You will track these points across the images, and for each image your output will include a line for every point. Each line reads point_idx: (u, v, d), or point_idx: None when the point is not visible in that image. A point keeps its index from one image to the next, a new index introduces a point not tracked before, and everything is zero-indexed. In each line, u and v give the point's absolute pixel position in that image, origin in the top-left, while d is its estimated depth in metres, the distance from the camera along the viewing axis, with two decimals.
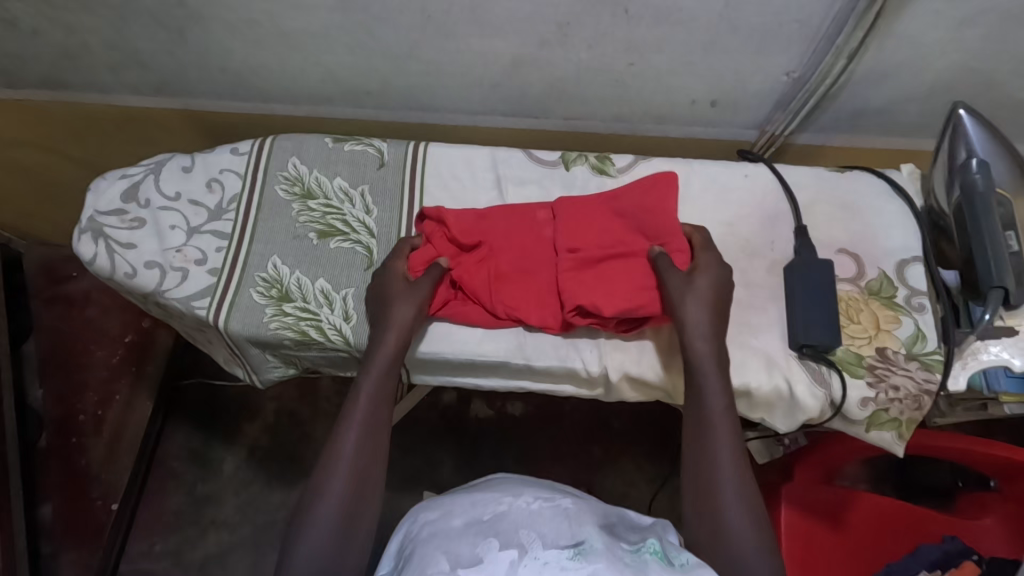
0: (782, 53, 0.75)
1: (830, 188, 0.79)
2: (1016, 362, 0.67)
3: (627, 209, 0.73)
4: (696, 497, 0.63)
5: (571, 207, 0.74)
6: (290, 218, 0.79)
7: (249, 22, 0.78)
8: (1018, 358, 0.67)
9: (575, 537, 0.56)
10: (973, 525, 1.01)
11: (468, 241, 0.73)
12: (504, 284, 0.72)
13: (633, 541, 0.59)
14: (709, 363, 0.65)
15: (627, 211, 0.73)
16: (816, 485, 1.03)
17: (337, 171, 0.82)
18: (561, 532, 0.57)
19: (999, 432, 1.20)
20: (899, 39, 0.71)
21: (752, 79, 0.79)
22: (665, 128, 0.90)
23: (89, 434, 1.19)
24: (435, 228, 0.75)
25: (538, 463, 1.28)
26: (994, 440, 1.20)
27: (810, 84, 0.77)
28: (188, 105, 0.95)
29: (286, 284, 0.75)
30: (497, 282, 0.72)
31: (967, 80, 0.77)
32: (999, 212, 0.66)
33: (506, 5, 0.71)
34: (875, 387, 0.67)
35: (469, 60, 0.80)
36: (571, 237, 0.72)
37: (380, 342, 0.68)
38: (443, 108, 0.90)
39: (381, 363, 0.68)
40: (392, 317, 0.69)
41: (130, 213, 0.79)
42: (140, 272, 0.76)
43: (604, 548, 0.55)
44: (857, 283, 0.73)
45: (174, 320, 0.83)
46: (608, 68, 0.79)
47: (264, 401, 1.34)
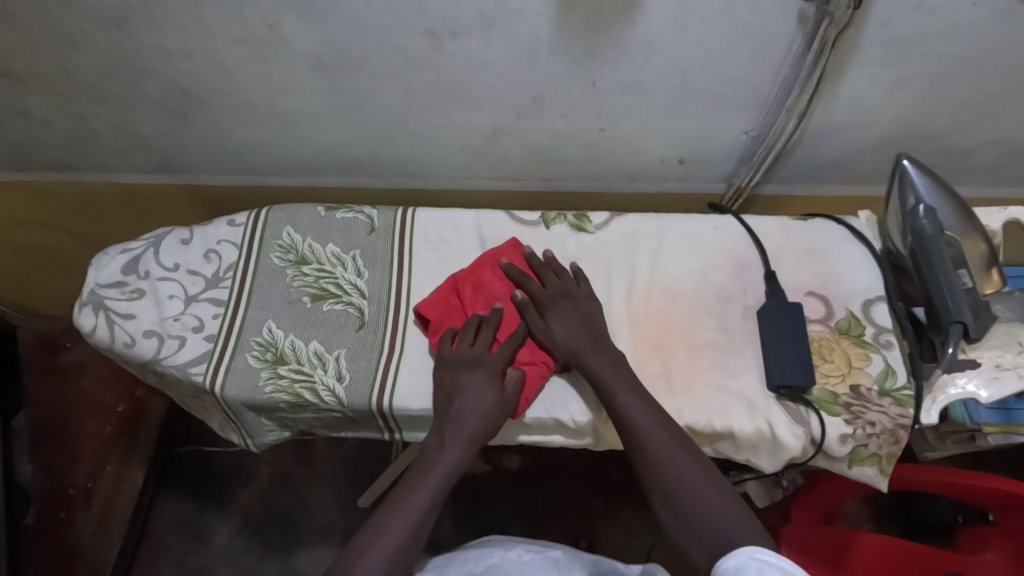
0: (738, 116, 0.81)
1: (795, 236, 0.83)
2: (982, 393, 0.69)
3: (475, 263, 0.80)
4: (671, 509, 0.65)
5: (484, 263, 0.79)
6: (285, 284, 0.82)
7: (247, 105, 0.84)
8: (984, 390, 0.69)
9: None
10: (975, 560, 0.99)
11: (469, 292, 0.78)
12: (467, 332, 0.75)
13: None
14: (624, 386, 0.70)
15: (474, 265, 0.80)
16: (816, 523, 1.05)
17: (329, 237, 0.86)
18: None
19: (994, 464, 1.21)
20: (843, 101, 0.78)
21: (715, 139, 0.86)
22: (638, 185, 0.96)
23: (77, 508, 1.21)
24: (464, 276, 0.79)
25: (536, 518, 1.27)
26: (989, 471, 1.21)
27: (768, 142, 0.84)
28: (188, 180, 1.00)
29: (281, 347, 0.78)
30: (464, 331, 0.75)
31: (911, 132, 0.83)
32: (950, 253, 0.71)
33: (484, 83, 0.77)
34: (852, 423, 0.70)
35: (452, 132, 0.86)
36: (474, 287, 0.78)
37: (463, 413, 0.71)
38: (429, 175, 0.96)
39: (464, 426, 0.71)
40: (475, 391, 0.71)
41: (130, 285, 0.82)
42: (139, 341, 0.78)
43: None
44: (827, 324, 0.77)
45: (170, 388, 0.85)
46: (580, 133, 0.85)
47: (258, 466, 1.33)
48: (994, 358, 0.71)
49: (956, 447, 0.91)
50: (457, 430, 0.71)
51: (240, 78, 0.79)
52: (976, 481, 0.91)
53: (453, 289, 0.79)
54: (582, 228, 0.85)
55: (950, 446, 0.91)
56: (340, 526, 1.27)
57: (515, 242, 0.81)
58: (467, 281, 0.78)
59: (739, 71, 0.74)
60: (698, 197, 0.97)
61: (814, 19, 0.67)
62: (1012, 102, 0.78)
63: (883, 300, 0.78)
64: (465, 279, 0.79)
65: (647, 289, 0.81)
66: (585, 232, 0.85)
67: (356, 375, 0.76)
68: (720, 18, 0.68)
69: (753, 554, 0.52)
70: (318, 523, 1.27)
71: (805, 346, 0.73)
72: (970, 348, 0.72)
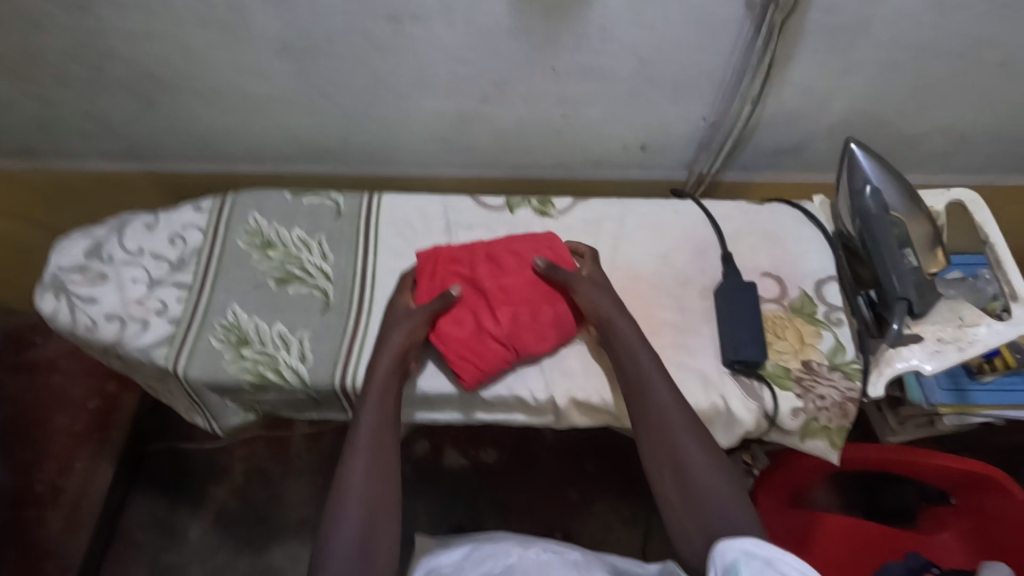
0: (697, 102, 0.83)
1: (752, 220, 0.86)
2: (927, 367, 0.69)
3: (497, 241, 0.80)
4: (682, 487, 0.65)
5: (505, 240, 0.79)
6: (251, 267, 0.83)
7: (212, 90, 0.84)
8: (927, 362, 0.69)
9: None
10: (932, 542, 1.02)
11: (476, 259, 0.77)
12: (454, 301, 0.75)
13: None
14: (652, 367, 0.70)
15: (496, 242, 0.79)
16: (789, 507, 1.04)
17: (296, 223, 0.86)
18: None
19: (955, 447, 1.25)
20: (794, 87, 0.81)
21: (676, 125, 0.88)
22: (604, 171, 0.98)
23: (46, 504, 1.16)
24: (477, 248, 0.79)
25: (512, 509, 1.28)
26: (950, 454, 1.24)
27: (726, 129, 0.87)
28: (157, 166, 1.00)
29: (246, 329, 0.78)
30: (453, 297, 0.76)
31: (860, 120, 0.87)
32: (894, 233, 0.73)
33: (447, 69, 0.79)
34: (803, 397, 0.72)
35: (417, 118, 0.87)
36: (480, 257, 0.77)
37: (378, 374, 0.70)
38: (397, 162, 0.97)
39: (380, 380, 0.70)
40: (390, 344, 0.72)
41: (93, 269, 0.82)
42: (101, 325, 0.78)
43: None
44: (780, 302, 0.79)
45: (135, 373, 0.85)
46: (544, 120, 0.87)
47: (232, 461, 1.32)
48: (936, 333, 0.71)
49: (916, 432, 0.95)
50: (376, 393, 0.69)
51: (205, 62, 0.80)
52: (947, 462, 0.93)
53: (461, 256, 0.78)
54: (546, 212, 0.87)
55: (911, 430, 0.94)
56: (316, 520, 1.26)
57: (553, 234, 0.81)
58: (480, 253, 0.78)
59: (694, 57, 0.77)
60: (661, 184, 1.00)
61: (761, 5, 0.70)
62: (956, 89, 0.82)
63: (835, 279, 0.81)
64: (475, 248, 0.79)
65: (609, 270, 0.83)
66: (548, 216, 0.87)
67: (320, 357, 0.77)
68: (673, 4, 0.70)
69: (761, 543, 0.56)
70: (294, 519, 1.26)
71: (756, 324, 0.75)
72: (914, 323, 0.72)
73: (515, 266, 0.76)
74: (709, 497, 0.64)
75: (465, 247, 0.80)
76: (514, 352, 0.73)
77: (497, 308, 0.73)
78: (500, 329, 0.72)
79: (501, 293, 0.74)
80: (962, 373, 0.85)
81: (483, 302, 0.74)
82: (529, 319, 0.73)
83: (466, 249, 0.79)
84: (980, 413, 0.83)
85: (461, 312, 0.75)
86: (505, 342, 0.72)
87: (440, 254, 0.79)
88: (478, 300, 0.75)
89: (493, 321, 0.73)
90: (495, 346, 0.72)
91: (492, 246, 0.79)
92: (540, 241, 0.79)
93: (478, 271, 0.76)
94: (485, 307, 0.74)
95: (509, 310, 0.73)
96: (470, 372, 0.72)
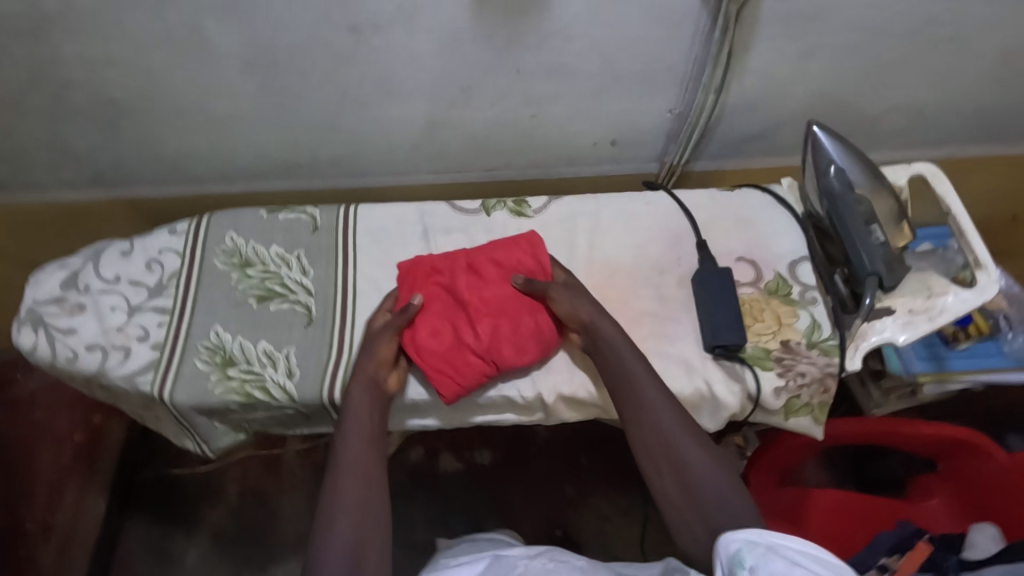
0: (659, 94, 0.85)
1: (724, 207, 0.88)
2: (900, 339, 0.72)
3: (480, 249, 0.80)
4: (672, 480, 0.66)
5: (488, 247, 0.80)
6: (230, 286, 0.83)
7: (179, 112, 0.84)
8: (900, 334, 0.72)
9: None
10: (924, 507, 1.04)
11: (457, 270, 0.78)
12: (433, 312, 0.76)
13: None
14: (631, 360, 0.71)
15: (479, 250, 0.80)
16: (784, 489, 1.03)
17: (273, 240, 0.86)
18: None
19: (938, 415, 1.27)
20: (754, 75, 0.83)
21: (642, 118, 0.89)
22: (576, 168, 0.99)
23: (37, 542, 1.12)
24: (459, 257, 0.79)
25: (511, 509, 1.28)
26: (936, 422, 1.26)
27: (690, 119, 0.88)
28: (130, 192, 0.99)
29: (230, 350, 0.78)
30: (432, 307, 0.76)
31: (821, 102, 0.89)
32: (861, 210, 0.75)
33: (412, 77, 0.79)
34: (784, 376, 0.74)
35: (387, 127, 0.88)
36: (462, 266, 0.78)
37: (358, 389, 0.71)
38: (371, 172, 0.97)
39: (363, 394, 0.71)
40: (365, 359, 0.73)
41: (70, 300, 0.81)
42: (82, 355, 0.78)
43: None
44: (756, 285, 0.81)
45: (120, 402, 0.84)
46: (513, 121, 0.88)
47: (226, 483, 1.31)
48: (907, 304, 0.74)
49: (900, 403, 0.96)
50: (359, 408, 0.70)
51: (169, 85, 0.80)
52: (934, 429, 0.95)
53: (442, 265, 0.79)
54: (522, 212, 0.88)
55: (893, 402, 0.95)
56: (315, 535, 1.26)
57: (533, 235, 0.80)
58: (462, 262, 0.79)
59: (654, 51, 0.78)
60: (633, 177, 1.01)
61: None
62: (910, 66, 0.84)
63: (806, 260, 0.83)
64: (457, 258, 0.79)
65: (588, 266, 0.84)
66: (524, 216, 0.88)
67: (306, 371, 0.77)
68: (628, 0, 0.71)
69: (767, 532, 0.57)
70: (293, 537, 1.26)
71: (734, 308, 0.77)
72: (887, 296, 0.76)
73: (495, 277, 0.77)
74: (701, 487, 0.64)
75: (446, 256, 0.80)
76: (493, 366, 0.72)
77: (476, 321, 0.74)
78: (478, 343, 0.72)
79: (480, 305, 0.75)
80: (938, 343, 0.87)
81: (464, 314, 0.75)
82: (509, 331, 0.73)
83: (447, 258, 0.80)
84: (958, 380, 0.86)
85: (443, 321, 0.75)
86: (483, 355, 0.72)
87: (422, 263, 0.80)
88: (458, 312, 0.75)
89: (472, 334, 0.73)
90: (475, 359, 0.72)
91: (475, 255, 0.79)
92: (523, 248, 0.79)
93: (458, 282, 0.76)
94: (465, 320, 0.75)
95: (490, 322, 0.74)
96: (449, 387, 0.72)
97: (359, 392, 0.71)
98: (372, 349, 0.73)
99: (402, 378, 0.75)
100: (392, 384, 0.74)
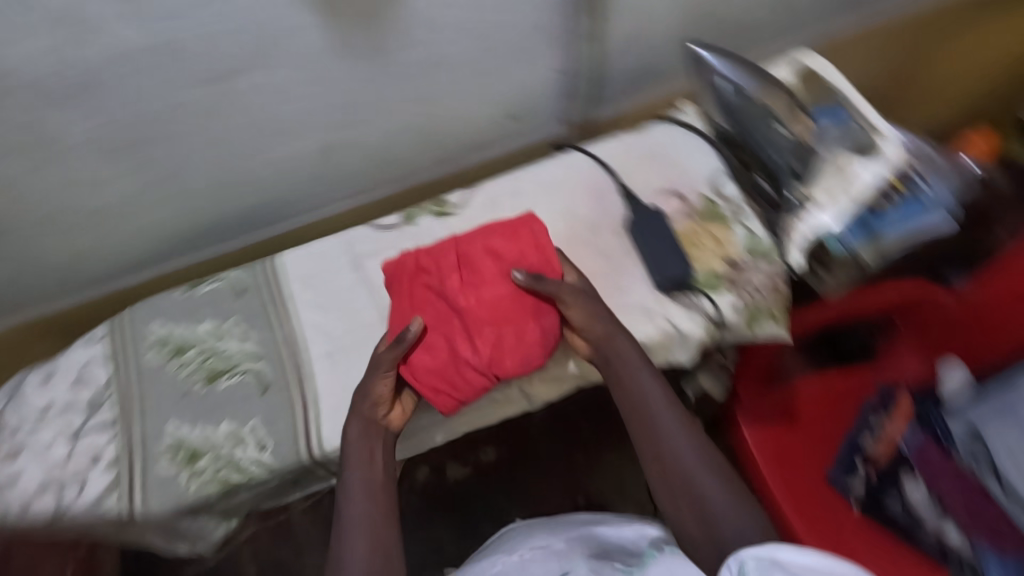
0: (540, 56, 0.84)
1: (635, 147, 0.88)
2: (832, 223, 0.74)
3: (473, 239, 0.72)
4: (672, 492, 0.61)
5: (479, 237, 0.72)
6: (172, 377, 0.78)
7: (55, 217, 0.78)
8: (831, 219, 0.74)
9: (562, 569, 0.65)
10: (903, 369, 0.97)
11: (451, 267, 0.71)
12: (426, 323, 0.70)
13: (629, 559, 0.66)
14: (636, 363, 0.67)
15: (473, 240, 0.72)
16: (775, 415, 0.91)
17: (202, 316, 0.82)
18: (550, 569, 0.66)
19: None
20: (622, 12, 0.83)
21: (531, 84, 0.88)
22: (487, 152, 0.97)
23: None
24: (449, 250, 0.72)
25: (531, 495, 1.28)
26: None
27: (578, 72, 0.88)
28: (33, 313, 0.90)
29: (192, 443, 0.74)
30: (422, 316, 0.70)
31: (692, 19, 0.90)
32: (763, 113, 0.80)
33: (290, 110, 0.76)
34: (738, 292, 0.76)
35: (283, 166, 0.84)
36: (450, 266, 0.71)
37: (354, 463, 0.65)
38: (283, 217, 0.93)
39: (358, 469, 0.64)
40: (358, 430, 0.67)
41: (2, 449, 0.75)
42: (34, 500, 0.72)
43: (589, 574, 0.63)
44: (688, 214, 0.82)
45: (94, 533, 0.79)
46: (407, 125, 0.86)
47: (240, 567, 1.26)
48: (828, 188, 0.75)
49: None
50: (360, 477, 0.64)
51: (34, 192, 0.73)
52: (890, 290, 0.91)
53: (430, 260, 0.72)
54: (445, 212, 0.86)
55: None
56: None
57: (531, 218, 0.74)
58: (452, 257, 0.71)
59: (520, 15, 0.77)
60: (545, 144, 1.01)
61: None
62: None
63: (726, 173, 0.84)
64: (445, 251, 0.71)
65: None
66: (449, 215, 0.86)
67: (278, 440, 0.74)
68: None
69: (777, 543, 0.47)
70: None
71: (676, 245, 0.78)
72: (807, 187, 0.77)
73: (494, 274, 0.70)
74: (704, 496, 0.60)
75: (437, 249, 0.72)
76: (493, 377, 0.69)
77: (477, 332, 0.68)
78: (478, 358, 0.68)
79: (478, 311, 0.68)
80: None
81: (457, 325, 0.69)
82: (512, 341, 0.69)
83: (439, 257, 0.72)
84: None
85: (437, 334, 0.70)
86: (484, 370, 0.68)
87: (407, 263, 0.72)
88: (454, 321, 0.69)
89: (470, 348, 0.68)
90: (475, 372, 0.68)
91: (469, 246, 0.71)
92: (526, 236, 0.72)
93: (450, 284, 0.70)
94: (461, 330, 0.69)
95: (490, 330, 0.68)
96: (448, 403, 0.69)
97: (355, 470, 0.64)
98: (358, 426, 0.67)
99: (403, 412, 0.71)
100: (395, 422, 0.70)
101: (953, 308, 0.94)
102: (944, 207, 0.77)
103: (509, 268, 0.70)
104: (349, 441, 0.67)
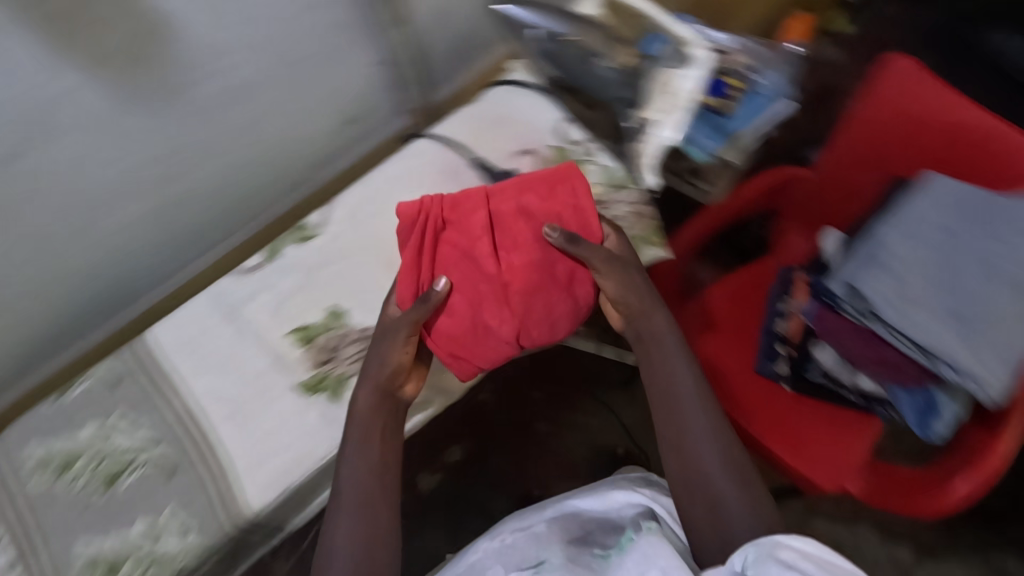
0: (353, 52, 0.93)
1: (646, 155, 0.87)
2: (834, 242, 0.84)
3: (522, 190, 0.69)
4: (685, 484, 0.61)
5: (514, 192, 0.69)
6: (69, 496, 0.73)
7: None
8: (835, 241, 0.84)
9: (536, 558, 0.65)
10: None
11: (470, 234, 0.67)
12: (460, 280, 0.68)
13: (606, 544, 0.66)
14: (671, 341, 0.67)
15: (521, 193, 0.69)
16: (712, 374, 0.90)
17: (84, 421, 0.76)
18: (525, 555, 0.67)
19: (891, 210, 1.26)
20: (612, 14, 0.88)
21: (354, 81, 0.97)
22: None
23: None
24: (499, 205, 0.69)
25: None
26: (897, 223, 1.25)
27: (396, 57, 0.96)
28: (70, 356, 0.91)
29: (108, 556, 0.71)
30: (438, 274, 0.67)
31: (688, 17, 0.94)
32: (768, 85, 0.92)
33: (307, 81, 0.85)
34: None
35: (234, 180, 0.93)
36: (509, 224, 0.68)
37: (361, 399, 0.67)
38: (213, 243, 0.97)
39: (363, 426, 0.66)
40: (371, 369, 0.68)
41: None
42: None
43: (562, 561, 0.63)
44: None
45: None
46: None
47: None
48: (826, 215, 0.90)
49: None
50: (359, 443, 0.64)
51: None
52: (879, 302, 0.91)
53: (453, 214, 0.68)
54: None
55: None
56: None
57: (570, 169, 0.70)
58: (484, 213, 0.68)
59: None
60: None
61: None
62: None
63: (568, 122, 0.88)
64: (484, 203, 0.68)
65: None
66: None
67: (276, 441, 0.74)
68: None
69: (787, 539, 0.47)
70: None
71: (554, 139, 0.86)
72: None
73: (526, 236, 0.68)
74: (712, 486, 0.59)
75: (501, 200, 0.69)
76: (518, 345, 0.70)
77: (506, 302, 0.68)
78: (506, 329, 0.68)
79: (507, 279, 0.67)
80: (719, 116, 0.91)
81: (508, 291, 0.68)
82: (541, 312, 0.69)
83: (484, 210, 0.68)
84: None
85: (461, 300, 0.68)
86: (510, 339, 0.68)
87: (426, 206, 0.67)
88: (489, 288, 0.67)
89: (503, 318, 0.68)
90: (509, 337, 0.68)
91: (508, 207, 0.69)
92: (565, 194, 0.69)
93: (470, 250, 0.67)
94: (491, 302, 0.68)
95: (541, 300, 0.69)
96: (466, 368, 0.70)
97: (361, 409, 0.66)
98: (381, 359, 0.68)
99: (417, 385, 0.71)
100: (410, 390, 0.71)
101: (818, 183, 0.91)
102: (782, 96, 0.93)
103: (541, 225, 0.68)
104: (364, 380, 0.68)
